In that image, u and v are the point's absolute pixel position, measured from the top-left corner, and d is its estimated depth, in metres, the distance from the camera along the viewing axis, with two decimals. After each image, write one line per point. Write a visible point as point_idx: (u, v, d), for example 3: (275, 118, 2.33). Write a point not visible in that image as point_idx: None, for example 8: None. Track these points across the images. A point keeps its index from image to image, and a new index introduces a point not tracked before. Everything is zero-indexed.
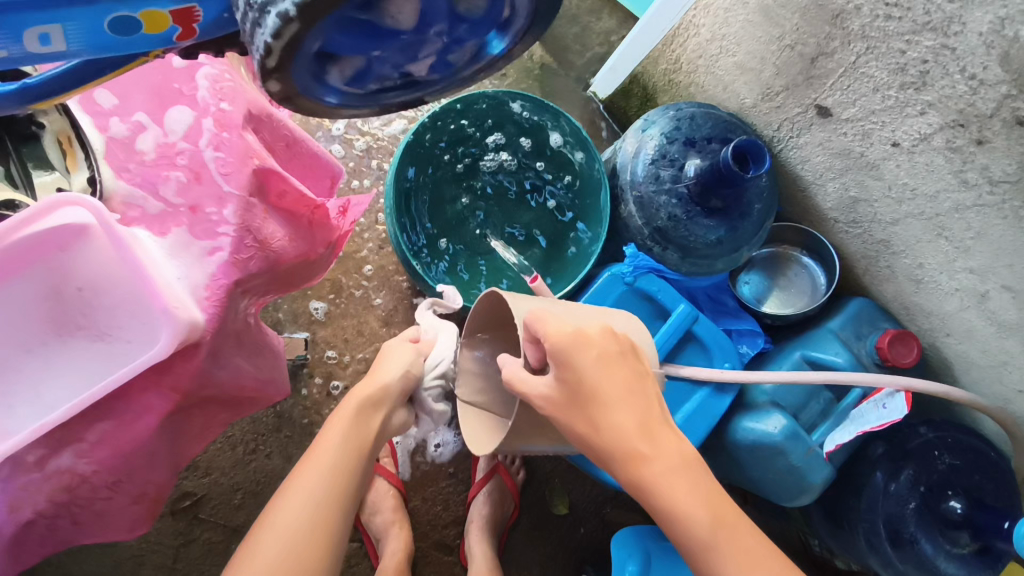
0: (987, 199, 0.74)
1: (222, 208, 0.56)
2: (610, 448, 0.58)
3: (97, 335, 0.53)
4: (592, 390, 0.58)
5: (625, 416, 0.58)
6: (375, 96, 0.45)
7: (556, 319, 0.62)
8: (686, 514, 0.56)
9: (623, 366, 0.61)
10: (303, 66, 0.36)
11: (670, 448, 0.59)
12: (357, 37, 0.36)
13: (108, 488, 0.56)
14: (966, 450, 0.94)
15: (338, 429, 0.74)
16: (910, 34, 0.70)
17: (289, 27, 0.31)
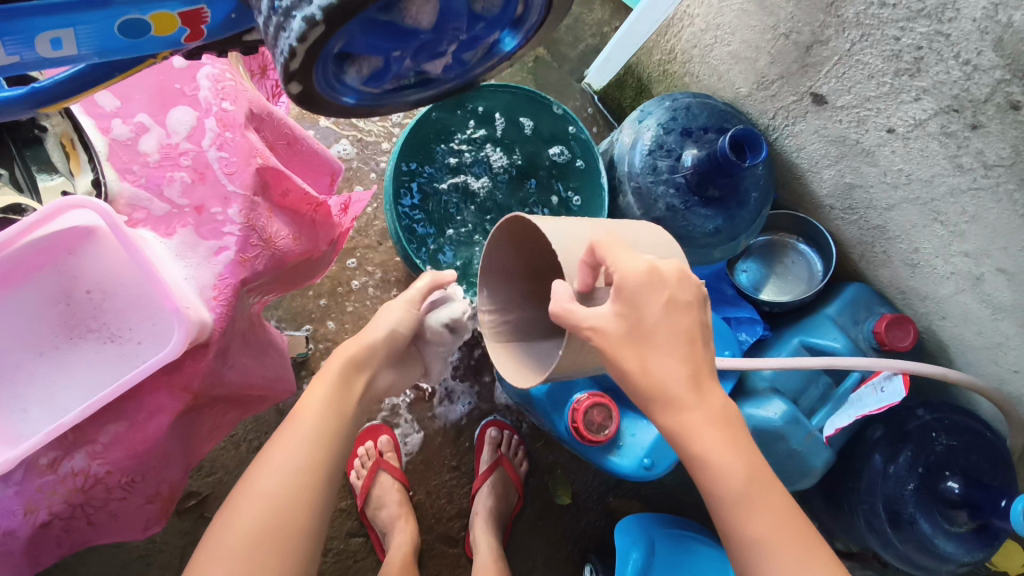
0: (981, 182, 0.75)
1: (227, 207, 0.57)
2: (654, 389, 0.55)
3: (107, 337, 0.53)
4: (650, 331, 0.55)
5: (677, 362, 0.55)
6: (385, 95, 0.46)
7: (627, 251, 0.58)
8: (721, 467, 0.54)
9: (683, 316, 0.56)
10: (320, 65, 0.36)
11: (714, 397, 0.56)
12: (378, 37, 0.37)
13: (122, 489, 0.56)
14: (964, 430, 0.95)
15: (320, 393, 0.73)
16: (905, 20, 0.71)
17: (314, 31, 0.32)
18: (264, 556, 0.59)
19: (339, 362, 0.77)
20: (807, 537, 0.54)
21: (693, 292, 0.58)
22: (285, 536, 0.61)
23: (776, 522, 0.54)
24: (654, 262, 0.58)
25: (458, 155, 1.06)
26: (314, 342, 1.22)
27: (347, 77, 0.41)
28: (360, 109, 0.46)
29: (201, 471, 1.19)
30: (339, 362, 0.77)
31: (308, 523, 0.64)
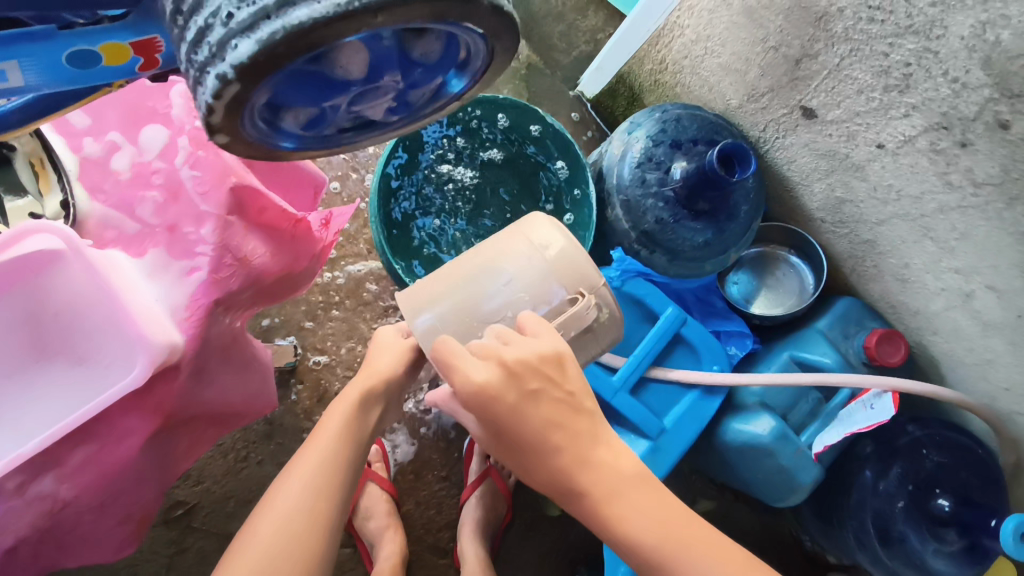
0: (971, 200, 0.74)
1: (199, 227, 0.56)
2: (553, 485, 0.59)
3: (76, 360, 0.52)
4: (513, 437, 0.58)
5: (558, 456, 0.58)
6: (326, 141, 0.44)
7: (464, 358, 0.57)
8: (631, 535, 0.58)
9: (542, 406, 0.58)
10: (247, 117, 0.36)
11: (609, 471, 0.60)
12: (299, 85, 0.36)
13: (92, 512, 0.55)
14: (954, 447, 0.94)
15: (338, 415, 0.71)
16: (893, 36, 0.70)
17: (228, 88, 0.32)
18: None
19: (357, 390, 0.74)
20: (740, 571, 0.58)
21: (549, 372, 0.58)
22: (303, 570, 0.61)
23: (704, 572, 0.57)
24: (491, 360, 0.57)
25: (461, 155, 1.06)
26: (302, 351, 1.22)
27: (281, 122, 0.40)
28: (303, 153, 0.44)
29: (189, 480, 1.19)
30: (350, 396, 0.73)
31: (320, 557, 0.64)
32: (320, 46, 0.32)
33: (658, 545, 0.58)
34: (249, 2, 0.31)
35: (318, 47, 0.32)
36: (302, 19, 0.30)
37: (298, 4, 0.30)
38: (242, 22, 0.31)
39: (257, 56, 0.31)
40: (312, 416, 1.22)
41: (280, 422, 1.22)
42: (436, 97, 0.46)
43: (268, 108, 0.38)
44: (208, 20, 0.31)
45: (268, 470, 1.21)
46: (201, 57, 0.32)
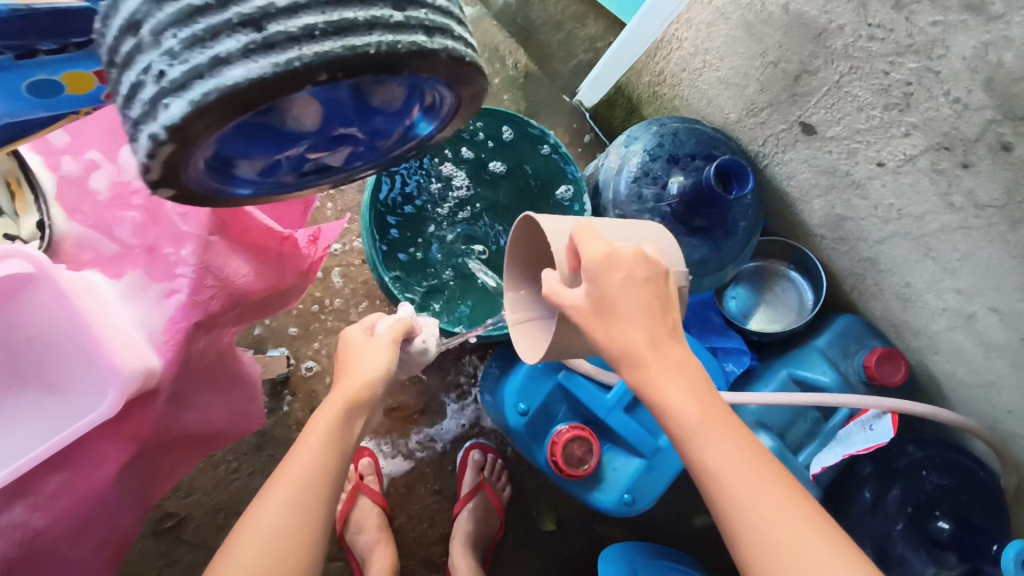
0: (974, 221, 0.72)
1: (179, 248, 0.55)
2: (611, 349, 0.55)
3: (49, 388, 0.50)
4: (604, 302, 0.54)
5: (635, 327, 0.55)
6: (279, 184, 0.50)
7: (591, 236, 0.57)
8: (671, 405, 0.54)
9: (642, 288, 0.55)
10: (187, 171, 0.38)
11: (673, 354, 0.56)
12: (255, 141, 0.41)
13: (68, 538, 0.53)
14: (955, 469, 0.93)
15: (323, 425, 0.68)
16: (893, 55, 0.68)
17: (161, 148, 0.34)
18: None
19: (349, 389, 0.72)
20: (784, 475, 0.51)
21: (661, 281, 0.57)
22: None
23: (740, 460, 0.51)
24: (617, 247, 0.57)
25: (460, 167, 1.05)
26: (295, 362, 1.20)
27: (240, 172, 0.45)
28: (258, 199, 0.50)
29: (179, 491, 1.17)
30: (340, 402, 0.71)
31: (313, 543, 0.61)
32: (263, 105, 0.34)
33: (693, 429, 0.53)
34: (180, 61, 0.32)
35: (257, 104, 0.34)
36: (238, 81, 0.32)
37: (233, 65, 0.32)
38: (174, 81, 0.32)
39: (189, 117, 0.33)
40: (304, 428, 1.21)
41: (272, 434, 1.20)
42: (405, 138, 0.53)
43: (228, 164, 0.42)
44: (140, 78, 0.33)
45: (260, 482, 1.19)
46: (134, 114, 0.34)
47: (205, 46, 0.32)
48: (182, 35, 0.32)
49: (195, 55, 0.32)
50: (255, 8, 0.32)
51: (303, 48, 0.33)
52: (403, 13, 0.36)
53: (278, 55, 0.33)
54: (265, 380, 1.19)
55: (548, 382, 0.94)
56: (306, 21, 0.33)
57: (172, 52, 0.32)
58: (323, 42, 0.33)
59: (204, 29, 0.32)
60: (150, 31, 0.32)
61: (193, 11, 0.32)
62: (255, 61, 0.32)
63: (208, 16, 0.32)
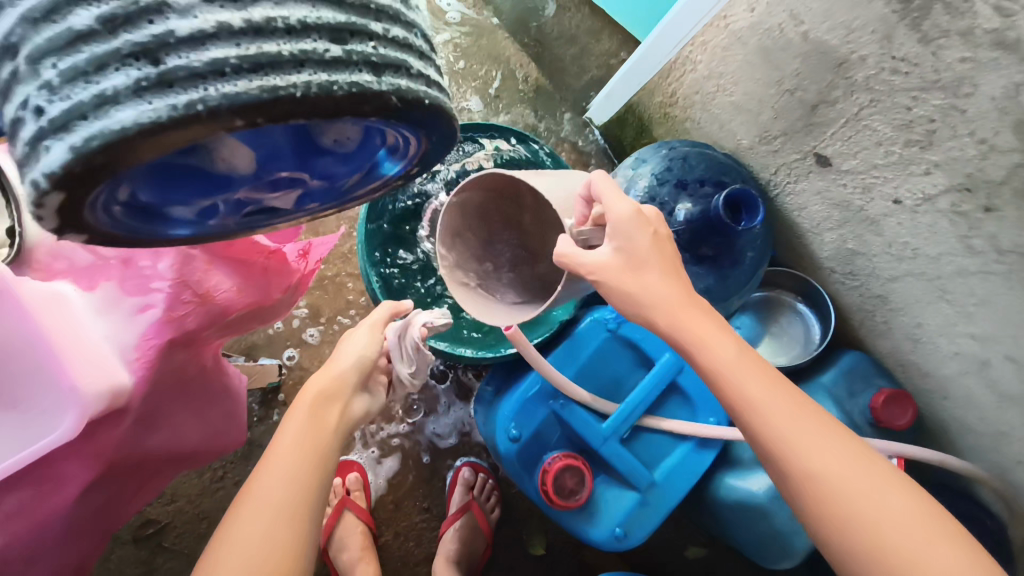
0: (993, 266, 0.69)
1: (157, 261, 0.53)
2: (652, 306, 0.60)
3: (4, 406, 0.46)
4: (645, 256, 0.60)
5: (669, 283, 0.60)
6: (225, 228, 0.48)
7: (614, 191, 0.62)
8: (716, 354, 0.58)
9: (662, 240, 0.61)
10: (95, 220, 0.34)
11: (693, 299, 0.61)
12: (183, 184, 0.39)
13: (22, 564, 0.51)
14: (961, 518, 0.87)
15: (293, 428, 0.62)
16: (917, 90, 0.65)
17: (45, 197, 0.30)
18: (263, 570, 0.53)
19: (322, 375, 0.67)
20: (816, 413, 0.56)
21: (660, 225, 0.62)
22: None
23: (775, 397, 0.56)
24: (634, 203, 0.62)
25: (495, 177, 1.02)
26: (287, 371, 1.18)
27: (174, 214, 0.43)
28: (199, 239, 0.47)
29: (163, 498, 1.15)
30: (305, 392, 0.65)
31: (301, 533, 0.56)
32: (177, 147, 0.30)
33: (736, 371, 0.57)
34: (61, 97, 0.28)
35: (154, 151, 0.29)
36: (129, 125, 0.27)
37: (122, 104, 0.28)
38: (54, 119, 0.28)
39: (72, 164, 0.28)
40: None
41: (260, 443, 1.17)
42: (370, 177, 0.49)
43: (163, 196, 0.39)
44: (19, 113, 0.29)
45: None
46: (19, 153, 0.30)
47: (90, 80, 0.27)
48: (64, 66, 0.27)
49: (78, 91, 0.27)
50: (150, 37, 0.27)
51: (208, 89, 0.28)
52: (342, 47, 0.32)
53: (177, 96, 0.28)
54: (256, 389, 1.16)
55: (542, 409, 0.91)
56: (215, 56, 0.28)
57: (52, 85, 0.28)
58: (236, 83, 0.29)
59: (87, 61, 0.27)
60: (28, 58, 0.28)
61: (76, 37, 0.27)
62: (148, 101, 0.28)
63: (95, 44, 0.27)
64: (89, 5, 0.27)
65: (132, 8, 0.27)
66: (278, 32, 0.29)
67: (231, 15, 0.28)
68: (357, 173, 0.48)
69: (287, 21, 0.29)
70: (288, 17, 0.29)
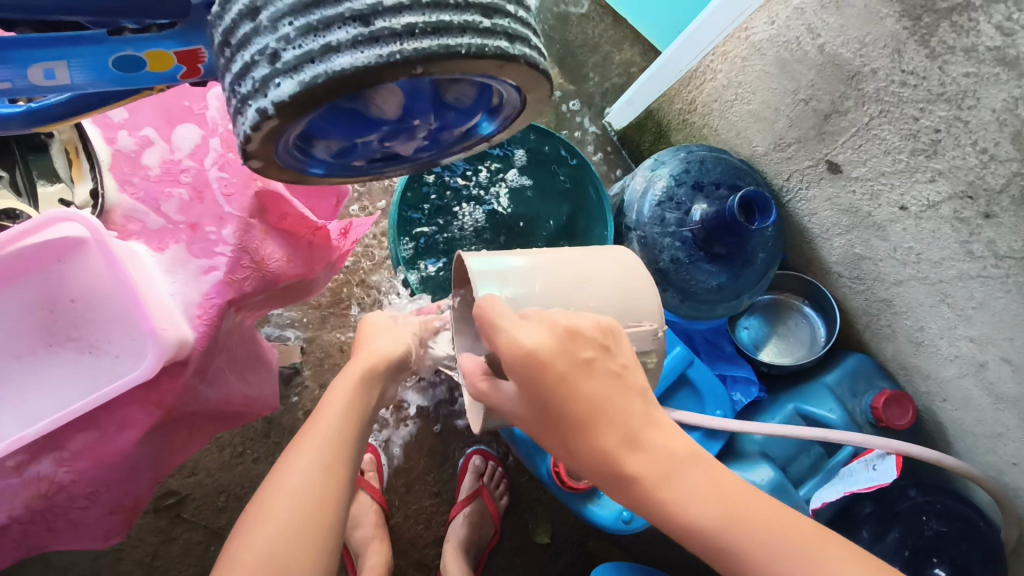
0: (991, 270, 0.73)
1: (221, 228, 0.57)
2: (598, 470, 0.51)
3: (85, 348, 0.52)
4: (566, 411, 0.50)
5: (606, 432, 0.50)
6: (353, 169, 0.56)
7: (513, 324, 0.52)
8: (691, 520, 0.49)
9: (592, 374, 0.51)
10: (278, 145, 0.43)
11: (662, 450, 0.51)
12: (346, 125, 0.47)
13: (85, 498, 0.56)
14: (956, 517, 0.90)
15: (337, 398, 0.70)
16: (924, 102, 0.70)
17: (266, 121, 0.38)
18: (294, 552, 0.56)
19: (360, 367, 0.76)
20: (829, 551, 0.47)
21: (580, 348, 0.52)
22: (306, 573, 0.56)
23: (778, 555, 0.47)
24: (541, 330, 0.52)
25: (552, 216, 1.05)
26: (309, 353, 1.22)
27: (318, 152, 0.50)
28: (329, 177, 0.55)
29: (183, 470, 1.17)
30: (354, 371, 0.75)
31: (336, 512, 0.61)
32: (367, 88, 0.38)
33: (728, 531, 0.48)
34: (295, 46, 0.36)
35: (353, 89, 0.38)
36: (344, 67, 0.36)
37: (341, 52, 0.36)
38: (287, 62, 0.36)
39: (296, 95, 0.37)
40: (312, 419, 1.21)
41: (279, 421, 1.21)
42: (468, 135, 0.57)
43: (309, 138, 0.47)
44: (254, 58, 0.37)
45: (263, 469, 1.19)
46: (245, 89, 0.38)
47: (318, 35, 0.36)
48: (299, 24, 0.36)
49: (309, 42, 0.36)
50: (365, 6, 0.36)
51: (403, 43, 0.36)
52: (490, 20, 0.40)
53: (380, 47, 0.36)
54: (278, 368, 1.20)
55: None
56: (407, 20, 0.36)
57: (288, 37, 0.36)
58: (420, 40, 0.37)
59: (318, 19, 0.36)
60: (269, 18, 0.36)
61: (309, 4, 0.36)
62: (361, 51, 0.36)
63: (323, 10, 0.36)
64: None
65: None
66: (451, 6, 0.38)
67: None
68: (463, 129, 0.56)
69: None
70: None
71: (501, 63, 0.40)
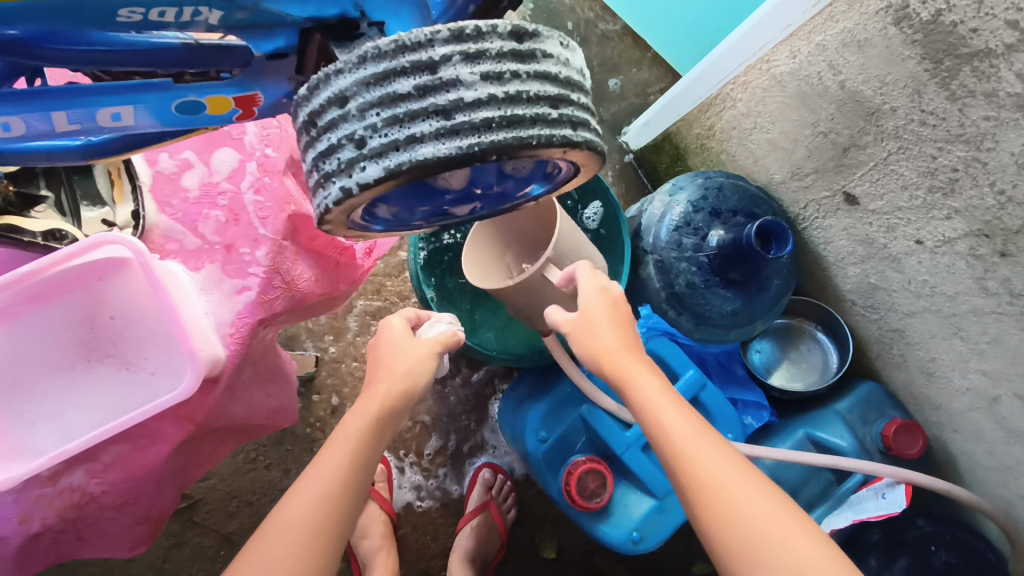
0: (1006, 307, 0.74)
1: (255, 249, 0.58)
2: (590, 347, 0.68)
3: (123, 364, 0.54)
4: (596, 314, 0.69)
5: (606, 333, 0.68)
6: (410, 227, 0.58)
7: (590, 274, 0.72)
8: (640, 387, 0.65)
9: (624, 316, 0.71)
10: (352, 215, 0.46)
11: (637, 356, 0.67)
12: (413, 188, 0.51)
13: (115, 509, 0.57)
14: (964, 548, 0.90)
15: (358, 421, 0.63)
16: (943, 142, 0.71)
17: (348, 198, 0.41)
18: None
19: (380, 400, 0.65)
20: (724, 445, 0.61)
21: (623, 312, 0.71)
22: None
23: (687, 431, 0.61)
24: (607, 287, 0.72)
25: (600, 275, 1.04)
26: (324, 362, 1.24)
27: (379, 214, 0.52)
28: (386, 232, 0.57)
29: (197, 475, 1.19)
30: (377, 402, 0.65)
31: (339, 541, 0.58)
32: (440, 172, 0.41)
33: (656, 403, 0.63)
34: (381, 134, 0.39)
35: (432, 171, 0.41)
36: (427, 156, 0.39)
37: (424, 143, 0.39)
38: (373, 149, 0.39)
39: (380, 179, 0.40)
40: (325, 427, 1.23)
41: (292, 429, 1.22)
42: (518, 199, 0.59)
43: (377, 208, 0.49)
44: (341, 142, 0.40)
45: (275, 475, 1.21)
46: (329, 167, 0.41)
47: (403, 125, 0.39)
48: (386, 115, 0.39)
49: (394, 132, 0.39)
50: (448, 101, 0.39)
51: (481, 136, 0.39)
52: (557, 110, 0.42)
53: (461, 139, 0.39)
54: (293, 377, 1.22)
55: (571, 413, 0.97)
56: (484, 115, 0.39)
57: (375, 126, 0.39)
58: (496, 133, 0.39)
59: (405, 112, 0.39)
60: (357, 108, 0.39)
61: (396, 97, 0.39)
62: (443, 142, 0.39)
63: (409, 104, 0.39)
64: (409, 77, 0.39)
65: (437, 82, 0.39)
66: (525, 100, 0.40)
67: (496, 88, 0.39)
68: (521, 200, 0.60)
69: (529, 93, 0.40)
70: (530, 91, 0.41)
71: (565, 149, 0.43)
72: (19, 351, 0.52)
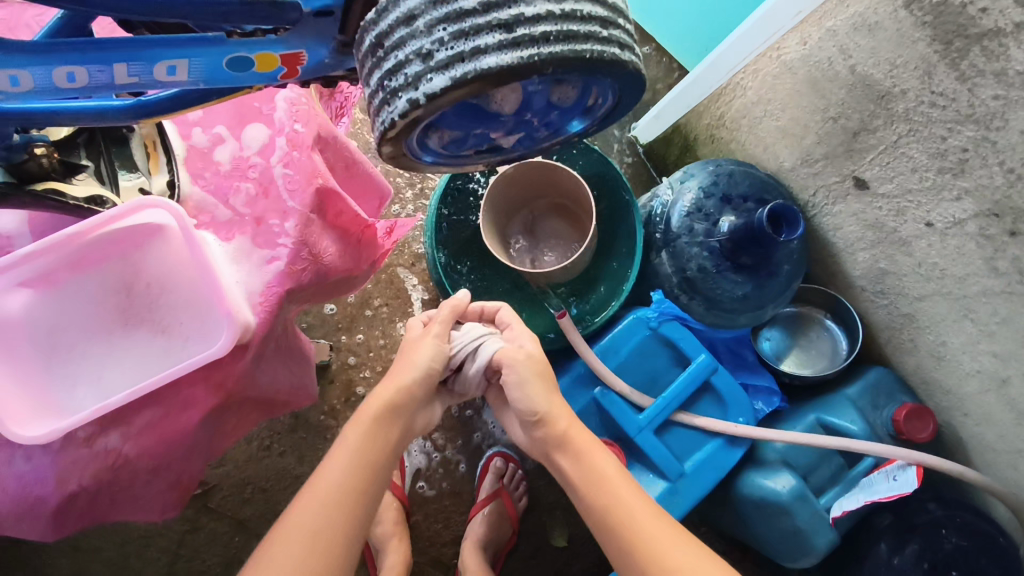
0: (1016, 287, 0.75)
1: (284, 221, 0.59)
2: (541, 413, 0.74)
3: (158, 329, 0.56)
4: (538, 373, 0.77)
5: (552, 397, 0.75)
6: (461, 157, 0.60)
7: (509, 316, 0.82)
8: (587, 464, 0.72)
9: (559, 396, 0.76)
10: (411, 136, 0.47)
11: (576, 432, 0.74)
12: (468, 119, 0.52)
13: (147, 473, 0.59)
14: (975, 533, 0.91)
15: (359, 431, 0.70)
16: (952, 122, 0.73)
17: (415, 110, 0.43)
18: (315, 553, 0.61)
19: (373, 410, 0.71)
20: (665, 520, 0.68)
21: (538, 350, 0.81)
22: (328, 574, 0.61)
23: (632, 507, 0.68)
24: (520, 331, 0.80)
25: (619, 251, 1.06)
26: (337, 351, 1.25)
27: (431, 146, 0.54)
28: (439, 163, 0.59)
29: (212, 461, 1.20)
30: (370, 408, 0.71)
31: (353, 521, 0.65)
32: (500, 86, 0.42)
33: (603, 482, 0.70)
34: (447, 47, 0.41)
35: (494, 86, 0.42)
36: (491, 66, 0.41)
37: (488, 53, 0.41)
38: (440, 61, 0.41)
39: (446, 89, 0.41)
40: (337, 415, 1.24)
41: (305, 416, 1.23)
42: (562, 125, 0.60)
43: (428, 137, 0.51)
44: (408, 57, 0.42)
45: (289, 462, 1.22)
46: (395, 83, 0.43)
47: (469, 39, 0.41)
48: (452, 29, 0.41)
49: (460, 45, 0.41)
50: (510, 16, 0.41)
51: (541, 48, 0.41)
52: (607, 30, 0.45)
53: (522, 50, 0.41)
54: None
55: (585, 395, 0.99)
56: (544, 28, 0.41)
57: (442, 40, 0.41)
58: (555, 45, 0.41)
59: (473, 23, 0.41)
60: (427, 22, 0.41)
61: (462, 13, 0.41)
62: (508, 52, 0.41)
63: (474, 18, 0.41)
64: None
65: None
66: (579, 17, 0.43)
67: (553, 6, 0.42)
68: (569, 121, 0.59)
69: (583, 11, 0.43)
70: (583, 9, 0.43)
71: (614, 68, 0.45)
72: (61, 315, 0.54)
